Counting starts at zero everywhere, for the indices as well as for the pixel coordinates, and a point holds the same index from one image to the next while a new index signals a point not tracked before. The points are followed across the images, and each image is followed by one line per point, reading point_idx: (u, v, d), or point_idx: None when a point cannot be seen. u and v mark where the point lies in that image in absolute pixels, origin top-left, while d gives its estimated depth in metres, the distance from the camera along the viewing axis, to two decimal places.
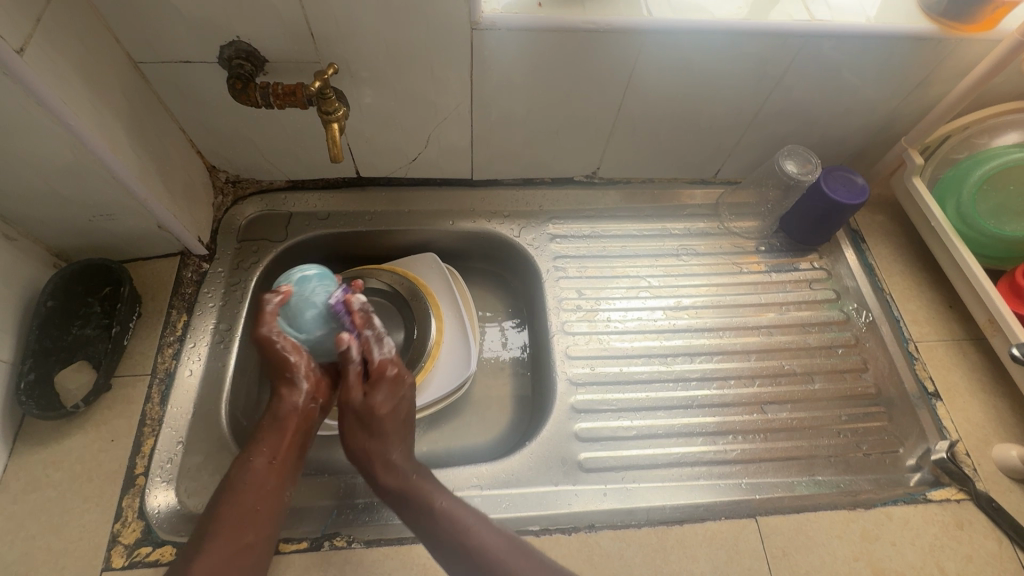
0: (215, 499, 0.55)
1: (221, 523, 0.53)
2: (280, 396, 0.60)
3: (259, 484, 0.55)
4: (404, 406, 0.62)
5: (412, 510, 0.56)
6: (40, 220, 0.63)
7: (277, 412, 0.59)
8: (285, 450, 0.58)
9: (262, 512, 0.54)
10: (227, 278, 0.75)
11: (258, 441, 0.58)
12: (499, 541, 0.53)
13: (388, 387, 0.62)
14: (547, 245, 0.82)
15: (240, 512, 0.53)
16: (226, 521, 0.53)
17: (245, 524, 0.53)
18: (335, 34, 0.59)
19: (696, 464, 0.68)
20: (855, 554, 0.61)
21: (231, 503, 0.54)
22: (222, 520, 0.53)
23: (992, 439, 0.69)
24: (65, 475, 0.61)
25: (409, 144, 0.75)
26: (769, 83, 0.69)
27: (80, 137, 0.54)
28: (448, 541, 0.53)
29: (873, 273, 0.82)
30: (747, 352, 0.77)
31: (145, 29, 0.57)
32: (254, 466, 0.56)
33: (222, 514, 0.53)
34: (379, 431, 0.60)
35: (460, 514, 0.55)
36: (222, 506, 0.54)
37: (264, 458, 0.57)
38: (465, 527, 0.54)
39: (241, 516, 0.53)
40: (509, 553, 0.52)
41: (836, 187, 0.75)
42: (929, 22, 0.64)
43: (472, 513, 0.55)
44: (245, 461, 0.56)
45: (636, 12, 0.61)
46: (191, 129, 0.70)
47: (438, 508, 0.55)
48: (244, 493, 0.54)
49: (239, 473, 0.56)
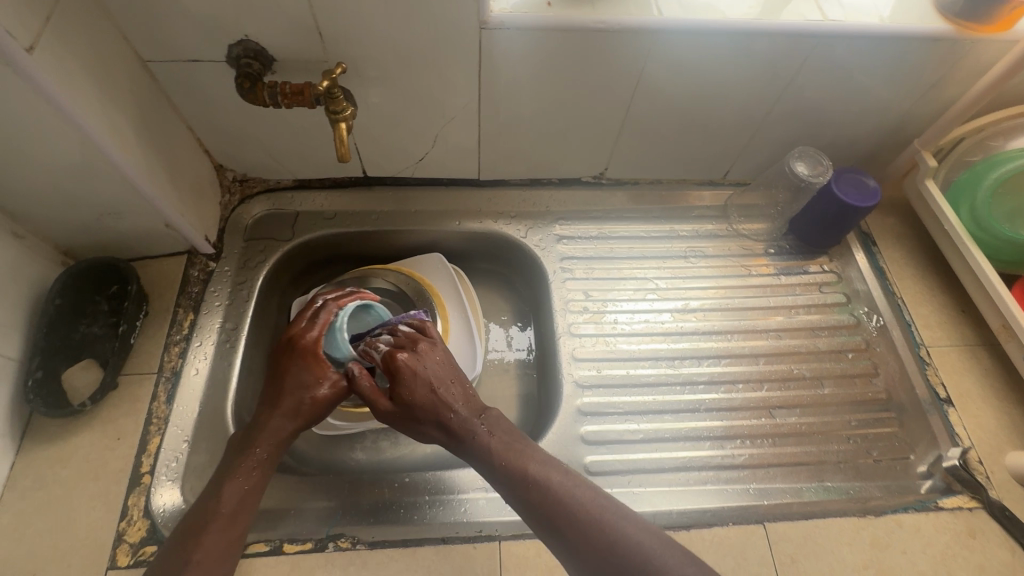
0: (187, 527, 0.52)
1: (194, 552, 0.50)
2: (264, 421, 0.57)
3: (245, 514, 0.54)
4: (437, 373, 0.58)
5: (487, 465, 0.55)
6: (50, 218, 0.63)
7: (268, 433, 0.56)
8: (262, 483, 0.55)
9: (234, 545, 0.52)
10: (233, 277, 0.75)
11: (247, 466, 0.55)
12: (575, 490, 0.52)
13: (402, 375, 0.57)
14: (553, 246, 0.82)
15: (216, 545, 0.51)
16: (207, 552, 0.50)
17: (224, 554, 0.51)
18: (342, 34, 0.59)
19: (702, 469, 0.68)
20: (864, 562, 0.60)
21: (217, 533, 0.51)
22: (197, 550, 0.50)
23: (1005, 447, 0.68)
24: (72, 473, 0.61)
25: (416, 144, 0.74)
26: (781, 84, 0.68)
27: (89, 135, 0.54)
28: (520, 492, 0.53)
29: (884, 277, 0.82)
30: (756, 355, 0.76)
31: (154, 27, 0.57)
32: (226, 497, 0.53)
33: (196, 543, 0.50)
34: (420, 409, 0.57)
35: (529, 464, 0.54)
36: (204, 534, 0.51)
37: (238, 490, 0.54)
38: (533, 479, 0.53)
39: (218, 548, 0.51)
40: (587, 502, 0.51)
41: (848, 191, 0.75)
42: (944, 23, 0.63)
43: (541, 462, 0.54)
44: (218, 490, 0.54)
45: (646, 12, 0.60)
46: (198, 128, 0.70)
47: (510, 464, 0.54)
48: (219, 525, 0.52)
49: (214, 503, 0.53)
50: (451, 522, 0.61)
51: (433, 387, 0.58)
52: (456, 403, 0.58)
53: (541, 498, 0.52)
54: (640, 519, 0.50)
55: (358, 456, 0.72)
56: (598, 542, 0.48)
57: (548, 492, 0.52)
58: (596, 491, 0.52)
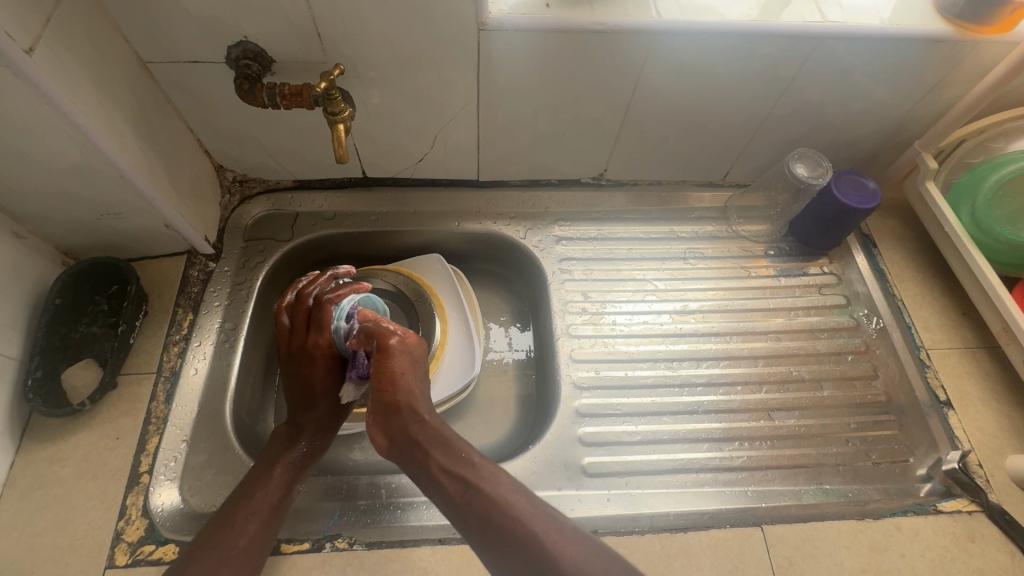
0: (228, 514, 0.54)
1: (239, 537, 0.53)
2: (303, 422, 0.62)
3: (285, 506, 0.57)
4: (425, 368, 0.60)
5: (440, 469, 0.54)
6: (51, 218, 0.63)
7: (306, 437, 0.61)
8: (300, 479, 0.60)
9: (273, 535, 0.55)
10: (233, 277, 0.75)
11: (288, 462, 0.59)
12: (533, 508, 0.51)
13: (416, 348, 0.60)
14: (552, 247, 0.82)
15: (259, 533, 0.54)
16: (250, 538, 0.53)
17: (264, 543, 0.54)
18: (341, 35, 0.59)
19: (700, 471, 0.67)
20: (862, 565, 0.60)
21: (260, 520, 0.54)
22: (244, 535, 0.53)
23: (1005, 450, 0.68)
24: (71, 472, 0.62)
25: (415, 145, 0.75)
26: (780, 85, 0.68)
27: (88, 136, 0.54)
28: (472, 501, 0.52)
29: (884, 279, 0.81)
30: (755, 357, 0.76)
31: (153, 28, 0.57)
32: (272, 488, 0.57)
33: (240, 530, 0.53)
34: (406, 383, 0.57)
35: (493, 477, 0.53)
36: (249, 520, 0.54)
37: (281, 483, 0.58)
38: (491, 490, 0.52)
39: (260, 537, 0.54)
40: (543, 520, 0.50)
41: (848, 192, 0.74)
42: (945, 24, 0.62)
43: (502, 477, 0.53)
44: (261, 481, 0.57)
45: (644, 13, 0.60)
46: (199, 128, 0.70)
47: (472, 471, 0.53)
48: (263, 514, 0.55)
49: (258, 492, 0.56)
50: (447, 523, 0.61)
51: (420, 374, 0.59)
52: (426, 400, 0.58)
53: (496, 509, 0.50)
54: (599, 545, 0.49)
55: (356, 457, 0.72)
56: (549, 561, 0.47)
57: (506, 515, 0.50)
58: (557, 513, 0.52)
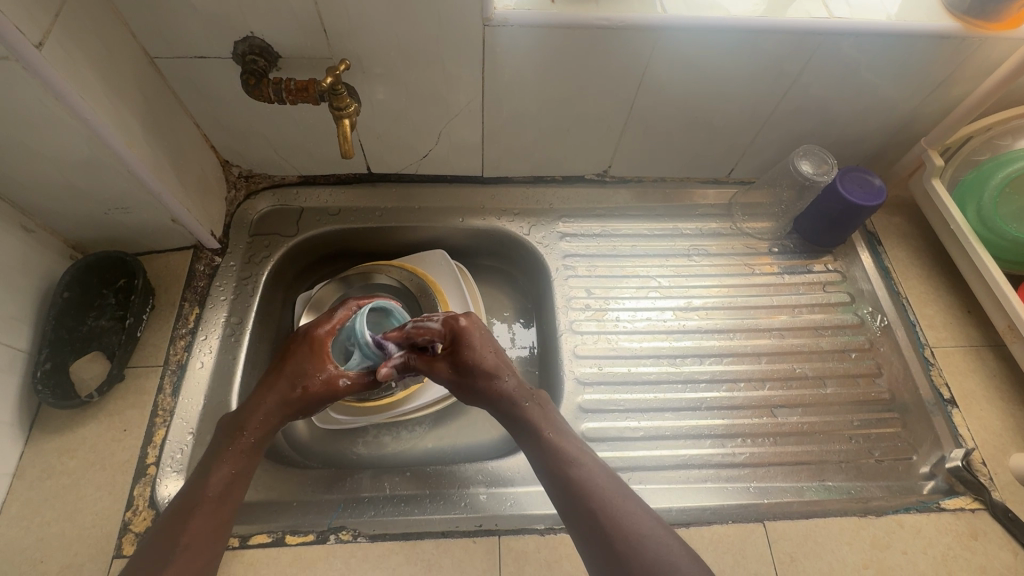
0: (174, 512, 0.52)
1: (182, 534, 0.50)
2: (255, 404, 0.58)
3: (230, 496, 0.53)
4: (488, 342, 0.62)
5: (525, 433, 0.58)
6: (59, 212, 0.64)
7: (255, 420, 0.57)
8: (250, 466, 0.56)
9: (225, 526, 0.52)
10: (238, 272, 0.76)
11: (233, 449, 0.55)
12: (607, 480, 0.53)
13: (463, 337, 0.61)
14: (556, 244, 0.82)
15: (204, 527, 0.51)
16: (192, 535, 0.50)
17: (212, 537, 0.51)
18: (347, 31, 0.59)
19: (703, 466, 0.68)
20: (865, 562, 0.60)
21: (203, 515, 0.51)
22: (185, 533, 0.50)
23: (1009, 448, 0.68)
24: (80, 463, 0.63)
25: (420, 141, 0.75)
26: (786, 81, 0.68)
27: (97, 130, 0.54)
28: (553, 466, 0.55)
29: (888, 276, 0.81)
30: (758, 354, 0.76)
31: (161, 23, 0.57)
32: (214, 481, 0.53)
33: (184, 527, 0.50)
34: (474, 373, 0.60)
35: (569, 447, 0.56)
36: (191, 516, 0.51)
37: (225, 475, 0.54)
38: (572, 458, 0.55)
39: (206, 532, 0.51)
40: (613, 494, 0.52)
41: (852, 189, 0.74)
42: (953, 20, 0.62)
43: (579, 448, 0.56)
44: (204, 474, 0.54)
45: (649, 9, 0.60)
46: (205, 124, 0.71)
47: (551, 439, 0.56)
48: (206, 509, 0.52)
49: (201, 487, 0.53)
50: (450, 516, 0.62)
51: (490, 352, 0.61)
52: (506, 373, 0.61)
53: (575, 476, 0.53)
54: (663, 527, 0.50)
55: (360, 451, 0.73)
56: (623, 532, 0.49)
57: (583, 483, 0.53)
58: (624, 486, 0.53)
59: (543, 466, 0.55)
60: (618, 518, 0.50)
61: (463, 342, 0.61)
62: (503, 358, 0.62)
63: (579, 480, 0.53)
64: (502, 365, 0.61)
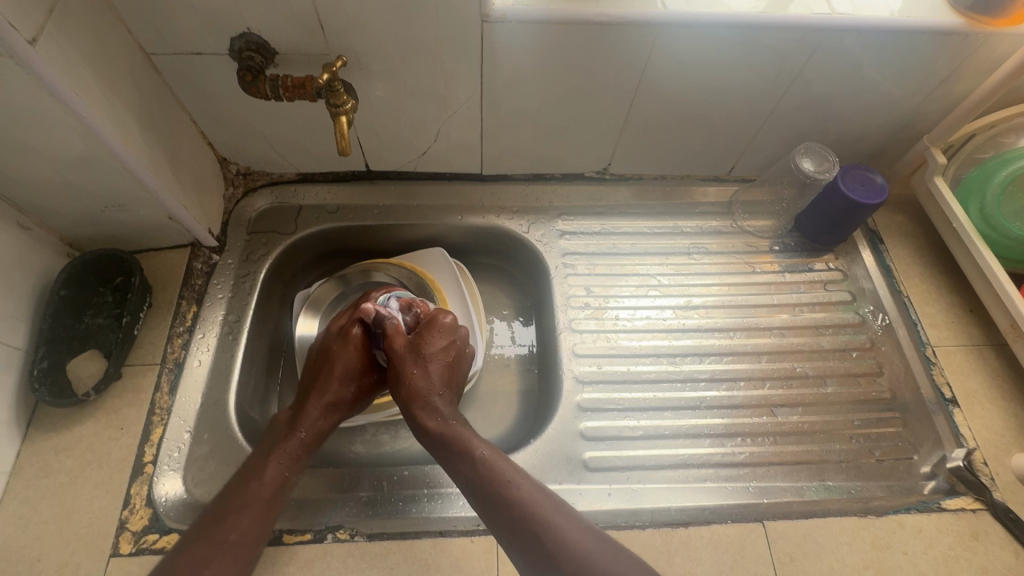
0: (221, 506, 0.53)
1: (231, 530, 0.52)
2: (310, 407, 0.60)
3: (277, 496, 0.55)
4: (448, 352, 0.64)
5: (452, 448, 0.57)
6: (56, 210, 0.64)
7: (308, 424, 0.60)
8: (299, 469, 0.58)
9: (270, 526, 0.54)
10: (236, 270, 0.76)
11: (286, 450, 0.58)
12: (541, 498, 0.53)
13: (434, 327, 0.65)
14: (555, 242, 0.81)
15: (252, 525, 0.53)
16: (239, 531, 0.52)
17: (258, 536, 0.53)
18: (344, 28, 0.59)
19: (702, 466, 0.67)
20: (865, 562, 0.60)
21: (252, 512, 0.53)
22: (234, 528, 0.52)
23: (1011, 448, 0.68)
24: (77, 461, 0.62)
25: (418, 138, 0.74)
26: (787, 78, 0.67)
27: (92, 127, 0.54)
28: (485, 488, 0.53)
29: (890, 274, 0.81)
30: (758, 353, 0.76)
31: (157, 20, 0.57)
32: (267, 479, 0.55)
33: (233, 522, 0.52)
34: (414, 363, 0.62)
35: (500, 465, 0.55)
36: (240, 513, 0.53)
37: (277, 475, 0.56)
38: (503, 479, 0.53)
39: (254, 530, 0.53)
40: (551, 511, 0.52)
41: (854, 186, 0.73)
42: (956, 16, 0.61)
43: (510, 466, 0.55)
44: (256, 472, 0.56)
45: (649, 5, 0.60)
46: (203, 121, 0.70)
47: (481, 459, 0.55)
48: (257, 506, 0.54)
49: (253, 483, 0.55)
50: (447, 515, 0.61)
51: (442, 358, 0.63)
52: (443, 382, 0.62)
53: (509, 498, 0.52)
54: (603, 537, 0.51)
55: (358, 449, 0.73)
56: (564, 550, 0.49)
57: (518, 503, 0.52)
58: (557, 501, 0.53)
59: (476, 487, 0.54)
60: (557, 536, 0.50)
61: (432, 330, 0.64)
62: (451, 371, 0.63)
63: (514, 502, 0.52)
64: (442, 376, 0.62)
